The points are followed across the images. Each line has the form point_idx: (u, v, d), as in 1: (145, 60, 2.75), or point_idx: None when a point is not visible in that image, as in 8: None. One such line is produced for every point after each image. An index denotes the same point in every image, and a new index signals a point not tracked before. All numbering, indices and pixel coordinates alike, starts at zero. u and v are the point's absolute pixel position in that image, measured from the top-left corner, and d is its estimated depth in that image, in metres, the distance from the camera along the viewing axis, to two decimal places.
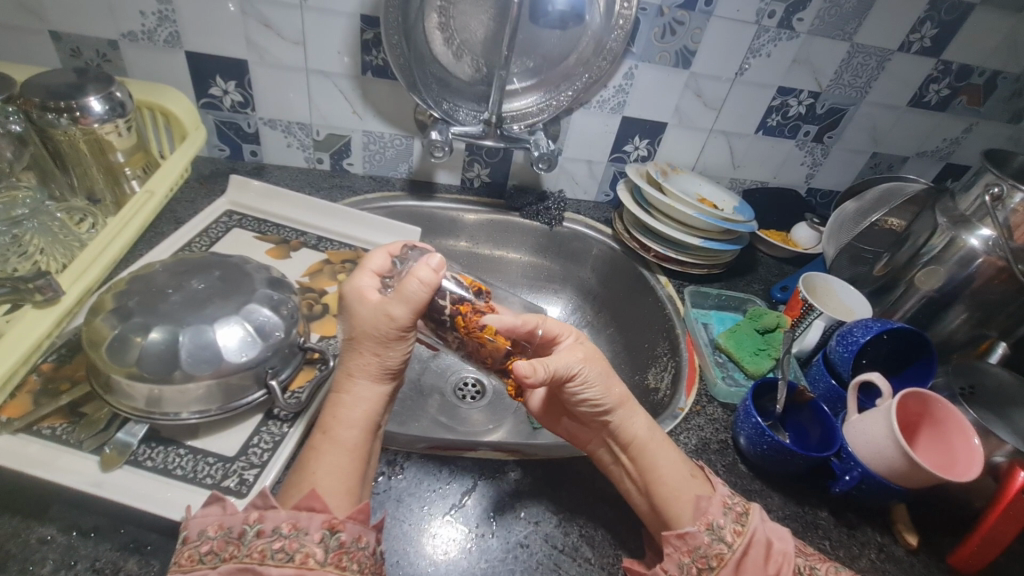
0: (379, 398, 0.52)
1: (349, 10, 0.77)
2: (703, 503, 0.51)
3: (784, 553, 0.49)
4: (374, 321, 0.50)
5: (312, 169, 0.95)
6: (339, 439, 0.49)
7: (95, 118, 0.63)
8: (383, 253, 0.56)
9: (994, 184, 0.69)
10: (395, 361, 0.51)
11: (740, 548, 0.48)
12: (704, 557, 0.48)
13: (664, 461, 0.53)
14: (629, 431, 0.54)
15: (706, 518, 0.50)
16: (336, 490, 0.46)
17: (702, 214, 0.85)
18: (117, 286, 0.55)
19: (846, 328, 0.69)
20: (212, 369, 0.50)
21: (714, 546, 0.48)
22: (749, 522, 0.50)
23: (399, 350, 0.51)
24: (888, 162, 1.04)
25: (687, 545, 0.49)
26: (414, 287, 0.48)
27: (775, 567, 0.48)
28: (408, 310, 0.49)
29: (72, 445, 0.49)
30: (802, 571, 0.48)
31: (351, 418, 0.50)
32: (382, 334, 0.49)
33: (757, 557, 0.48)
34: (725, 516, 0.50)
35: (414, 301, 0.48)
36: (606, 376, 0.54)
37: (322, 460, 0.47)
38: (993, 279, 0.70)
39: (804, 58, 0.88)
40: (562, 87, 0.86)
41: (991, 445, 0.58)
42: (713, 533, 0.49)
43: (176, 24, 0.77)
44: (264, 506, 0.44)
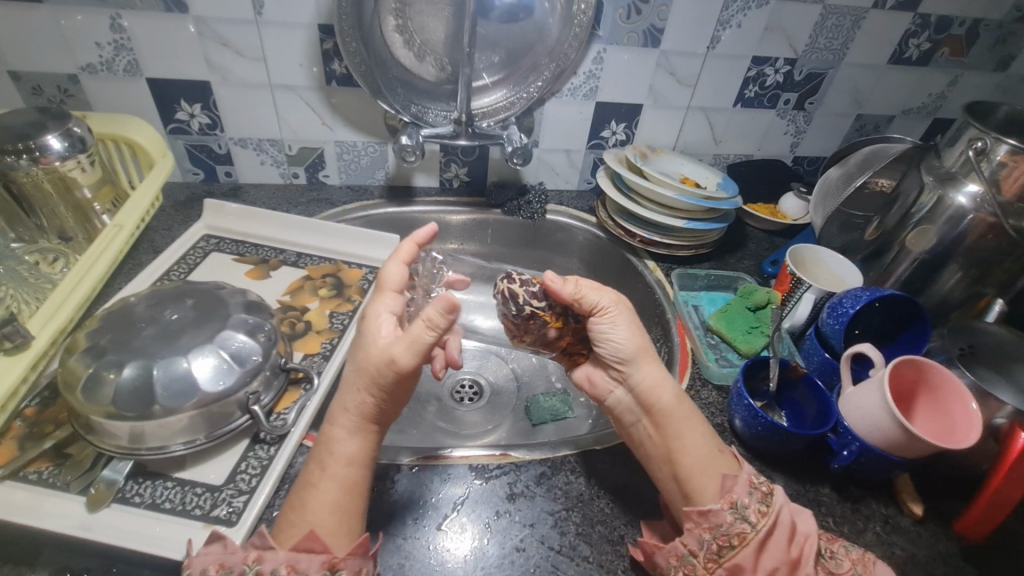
0: (372, 437, 0.50)
1: (306, 20, 0.76)
2: (729, 481, 0.50)
3: (805, 535, 0.48)
4: (377, 366, 0.47)
5: (288, 185, 0.94)
6: (335, 473, 0.47)
7: (56, 156, 0.62)
8: (397, 270, 0.53)
9: (977, 138, 0.66)
10: (394, 399, 0.49)
11: (764, 528, 0.47)
12: (726, 536, 0.47)
13: (691, 433, 0.52)
14: (655, 397, 0.53)
15: (731, 496, 0.49)
16: (333, 530, 0.45)
17: (684, 195, 0.83)
18: (91, 325, 0.54)
19: (836, 299, 0.67)
20: (191, 400, 0.50)
21: (736, 525, 0.47)
22: (774, 503, 0.49)
23: (399, 393, 0.49)
24: (873, 122, 1.01)
25: (708, 523, 0.48)
26: (421, 333, 0.46)
27: (797, 549, 0.47)
28: (414, 356, 0.47)
29: (59, 488, 0.49)
30: (822, 554, 0.48)
31: (347, 453, 0.48)
32: (382, 378, 0.47)
33: (781, 539, 0.47)
34: (749, 495, 0.49)
35: (418, 344, 0.47)
36: (632, 323, 0.54)
37: (321, 500, 0.46)
38: (984, 236, 0.68)
39: (777, 25, 0.86)
40: (531, 79, 0.85)
41: (990, 408, 0.57)
42: (736, 512, 0.48)
43: (132, 52, 0.76)
44: (263, 546, 0.44)
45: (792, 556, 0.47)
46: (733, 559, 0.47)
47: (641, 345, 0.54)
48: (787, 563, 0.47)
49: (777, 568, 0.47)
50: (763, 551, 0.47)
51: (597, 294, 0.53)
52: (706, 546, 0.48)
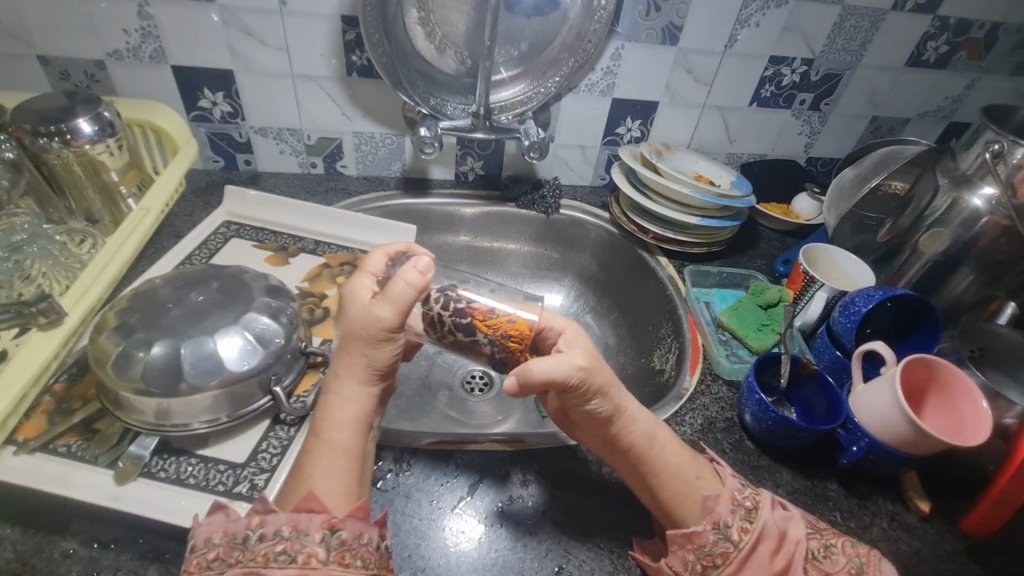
0: (368, 398, 0.51)
1: (330, 11, 0.77)
2: (710, 503, 0.51)
3: (795, 543, 0.49)
4: (363, 322, 0.48)
5: (306, 174, 0.95)
6: (331, 441, 0.48)
7: (86, 139, 0.64)
8: (380, 254, 0.55)
9: (994, 141, 0.67)
10: (382, 361, 0.50)
11: (747, 545, 0.48)
12: (710, 556, 0.49)
13: (669, 465, 0.53)
14: (629, 437, 0.53)
15: (714, 517, 0.50)
16: (332, 491, 0.46)
17: (698, 192, 0.83)
18: (120, 304, 0.56)
19: (848, 298, 0.68)
20: (216, 379, 0.51)
21: (720, 544, 0.49)
22: (758, 519, 0.50)
23: (388, 350, 0.49)
24: (889, 125, 1.01)
25: (693, 543, 0.49)
26: (397, 286, 0.47)
27: (784, 560, 0.48)
28: (396, 314, 0.47)
29: (88, 461, 0.51)
30: (816, 555, 0.48)
31: (340, 420, 0.49)
32: (370, 336, 0.48)
33: (764, 554, 0.48)
34: (733, 513, 0.50)
35: (398, 302, 0.47)
36: (604, 384, 0.51)
37: (318, 464, 0.47)
38: (998, 239, 0.68)
39: (795, 25, 0.86)
40: (548, 74, 0.85)
41: (1000, 408, 0.57)
42: (719, 532, 0.49)
43: (159, 39, 0.77)
44: (265, 511, 0.45)
45: (777, 566, 0.48)
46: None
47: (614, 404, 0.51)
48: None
49: None
50: (746, 568, 0.48)
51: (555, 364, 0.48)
52: (691, 565, 0.49)
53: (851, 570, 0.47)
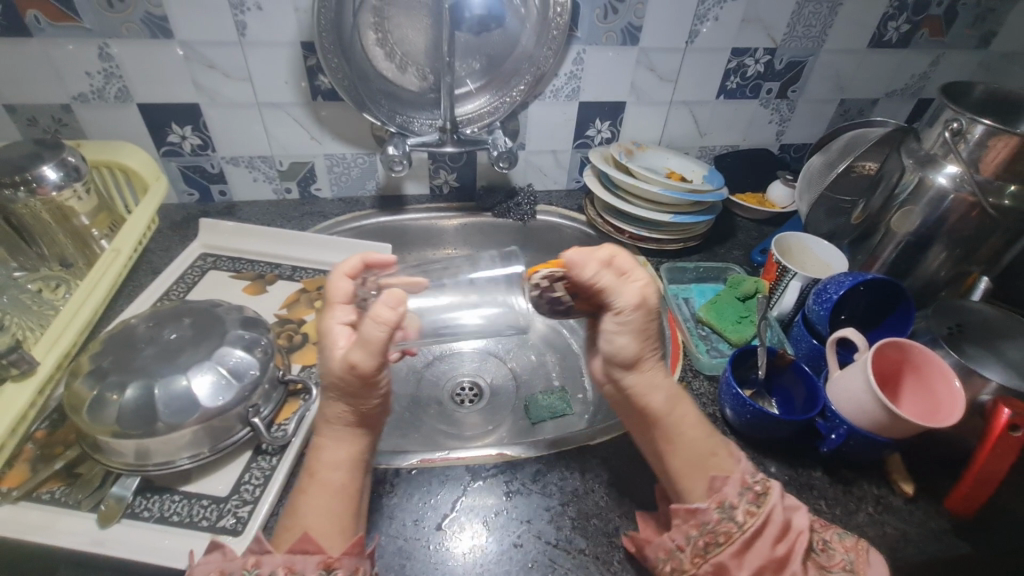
0: (362, 438, 0.52)
1: (289, 38, 0.78)
2: (719, 481, 0.49)
3: (798, 532, 0.47)
4: (339, 371, 0.48)
5: (281, 200, 0.96)
6: (325, 481, 0.49)
7: (52, 186, 0.64)
8: (343, 278, 0.55)
9: (953, 119, 0.67)
10: (371, 406, 0.51)
11: (751, 529, 0.46)
12: (712, 533, 0.47)
13: (681, 435, 0.52)
14: (643, 401, 0.53)
15: (719, 496, 0.48)
16: (327, 530, 0.47)
17: (669, 189, 0.84)
18: (94, 348, 0.56)
19: (821, 285, 0.68)
20: (192, 416, 0.52)
21: (723, 523, 0.47)
22: (767, 503, 0.47)
23: (371, 395, 0.49)
24: (858, 106, 1.02)
25: (696, 520, 0.48)
26: (370, 331, 0.46)
27: (787, 547, 0.46)
28: (373, 359, 0.47)
29: (71, 506, 0.51)
30: (816, 547, 0.47)
31: (335, 459, 0.51)
32: (349, 383, 0.48)
33: (767, 541, 0.46)
34: (740, 495, 0.48)
35: (376, 348, 0.46)
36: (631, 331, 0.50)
37: (311, 504, 0.48)
38: (967, 215, 0.68)
39: (754, 17, 0.87)
40: (512, 83, 0.86)
41: (976, 385, 0.57)
42: (723, 511, 0.47)
43: (122, 79, 0.78)
44: (260, 550, 0.45)
45: (779, 553, 0.45)
46: (718, 557, 0.46)
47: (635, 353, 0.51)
48: (773, 561, 0.45)
49: (764, 567, 0.45)
50: (747, 552, 0.46)
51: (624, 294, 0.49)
52: (693, 541, 0.48)
53: (845, 566, 0.46)
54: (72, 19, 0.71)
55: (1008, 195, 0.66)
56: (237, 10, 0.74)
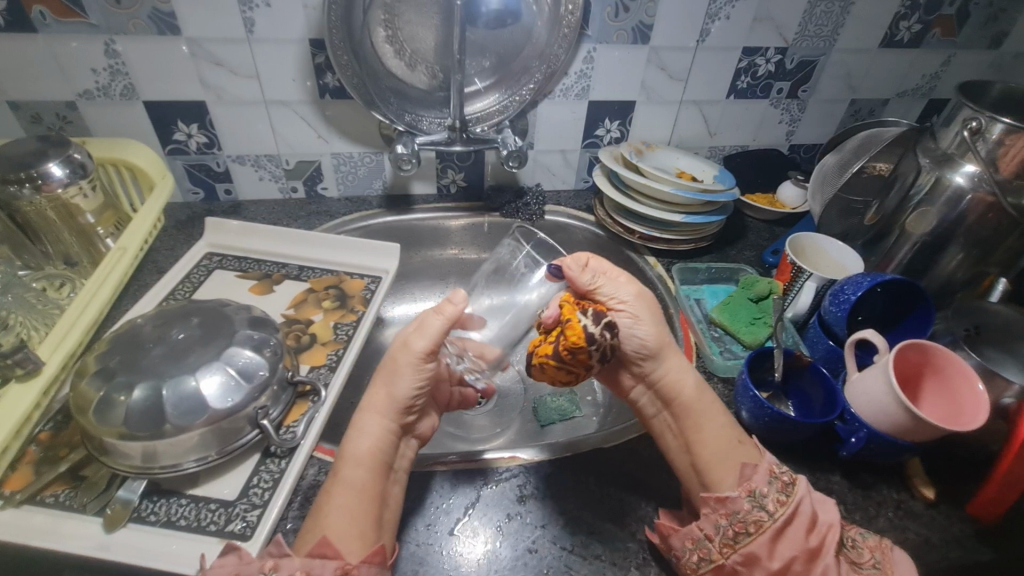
0: (386, 432, 0.52)
1: (298, 35, 0.77)
2: (748, 470, 0.51)
3: (828, 524, 0.49)
4: (395, 353, 0.54)
5: (287, 199, 0.95)
6: (344, 478, 0.49)
7: (58, 183, 0.63)
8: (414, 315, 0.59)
9: (971, 118, 0.66)
10: (406, 396, 0.53)
11: (782, 517, 0.48)
12: (742, 522, 0.49)
13: (711, 423, 0.54)
14: (675, 389, 0.56)
15: (750, 485, 0.50)
16: (346, 534, 0.46)
17: (680, 189, 0.83)
18: (99, 347, 0.55)
19: (838, 286, 0.67)
20: (201, 418, 0.51)
21: (754, 512, 0.49)
22: (795, 493, 0.49)
23: (408, 378, 0.53)
24: (868, 107, 1.01)
25: (726, 509, 0.50)
26: (432, 320, 0.54)
27: (818, 538, 0.48)
28: (426, 343, 0.53)
29: (76, 510, 0.50)
30: (845, 543, 0.49)
31: (357, 456, 0.51)
32: (398, 363, 0.53)
33: (799, 530, 0.48)
34: (769, 485, 0.50)
35: (432, 331, 0.53)
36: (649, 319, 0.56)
37: (335, 505, 0.48)
38: (985, 215, 0.67)
39: (766, 15, 0.86)
40: (522, 82, 0.85)
41: (998, 388, 0.56)
42: (755, 500, 0.49)
43: (128, 76, 0.77)
44: (279, 554, 0.45)
45: (811, 544, 0.48)
46: (748, 547, 0.48)
47: (659, 334, 0.57)
48: (805, 552, 0.47)
49: (794, 557, 0.47)
50: (780, 540, 0.48)
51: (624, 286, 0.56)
52: (722, 531, 0.49)
53: (873, 564, 0.48)
54: (79, 14, 0.70)
55: None
56: (245, 7, 0.73)
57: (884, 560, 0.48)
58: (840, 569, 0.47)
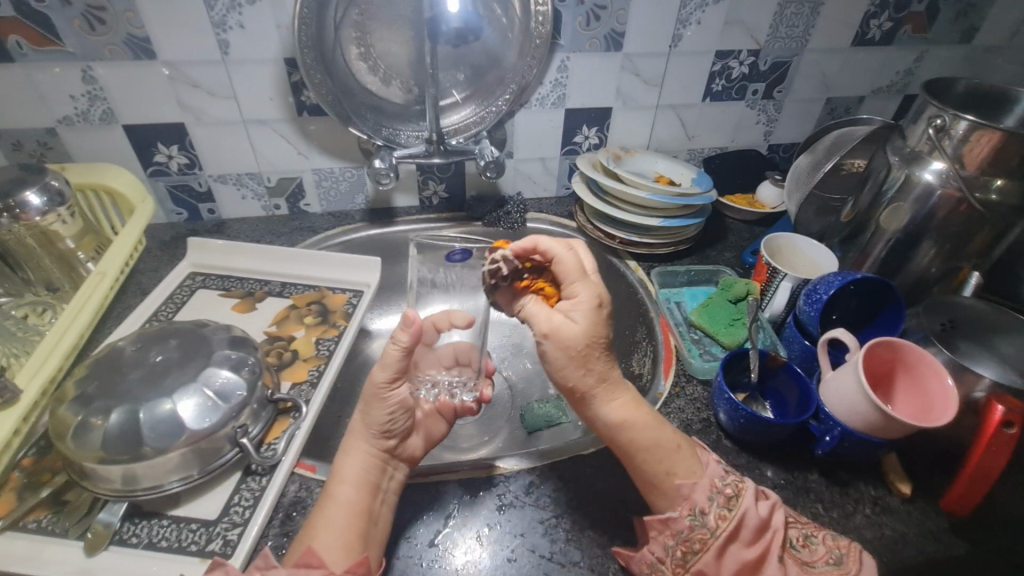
0: (373, 452, 0.54)
1: (272, 55, 0.78)
2: (686, 489, 0.49)
3: (775, 530, 0.48)
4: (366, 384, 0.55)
5: (271, 216, 0.96)
6: (335, 495, 0.51)
7: (36, 211, 0.64)
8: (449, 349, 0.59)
9: (936, 116, 0.66)
10: (379, 421, 0.54)
11: (724, 533, 0.47)
12: (687, 541, 0.48)
13: (644, 454, 0.50)
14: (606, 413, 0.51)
15: (689, 504, 0.48)
16: (332, 546, 0.47)
17: (656, 193, 0.84)
18: (79, 373, 0.56)
19: (812, 285, 0.68)
20: (179, 439, 0.51)
21: (697, 530, 0.47)
22: (739, 506, 0.48)
23: (378, 410, 0.54)
24: (844, 105, 1.02)
25: (671, 529, 0.48)
26: (391, 351, 0.53)
27: (762, 548, 0.47)
28: (386, 373, 0.53)
29: (58, 534, 0.50)
30: (795, 544, 0.49)
31: (347, 474, 0.52)
32: (368, 395, 0.54)
33: (743, 544, 0.47)
34: (710, 500, 0.48)
35: (392, 362, 0.53)
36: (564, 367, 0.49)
37: (326, 520, 0.49)
38: (954, 211, 0.68)
39: (736, 19, 0.87)
40: (497, 93, 0.86)
41: (969, 382, 0.57)
42: (695, 518, 0.48)
43: (106, 101, 0.78)
44: (266, 567, 0.46)
45: (754, 556, 0.46)
46: (697, 565, 0.47)
47: (592, 341, 0.48)
48: (747, 565, 0.46)
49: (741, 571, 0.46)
50: (724, 557, 0.47)
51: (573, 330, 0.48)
52: (671, 552, 0.48)
53: (829, 560, 0.47)
54: (55, 43, 0.71)
55: (994, 189, 0.65)
56: (219, 30, 0.74)
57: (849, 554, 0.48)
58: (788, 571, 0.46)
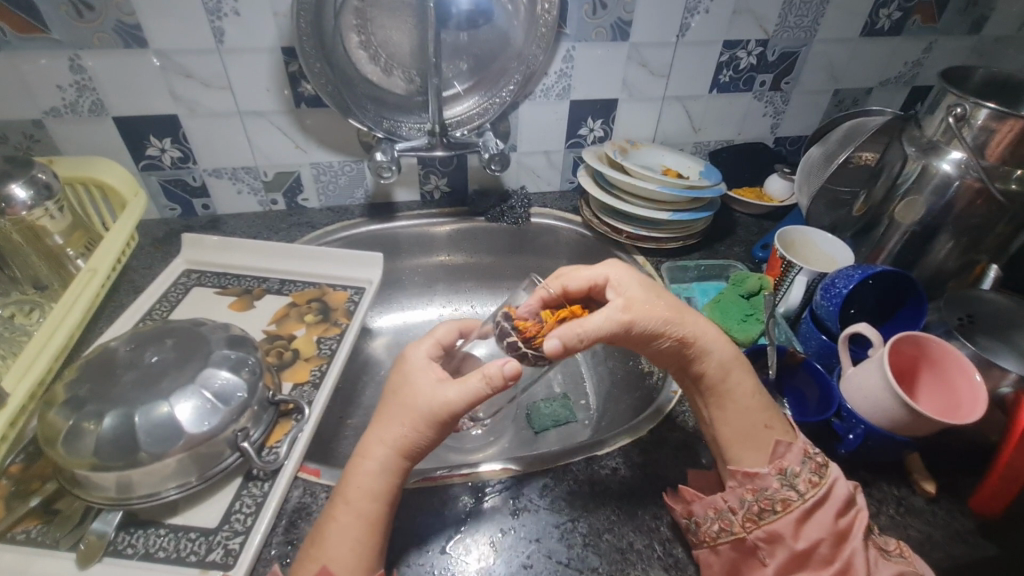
0: (402, 464, 0.49)
1: (269, 44, 0.75)
2: (781, 449, 0.51)
3: (858, 510, 0.49)
4: (427, 401, 0.49)
5: (267, 212, 0.93)
6: (357, 509, 0.47)
7: (22, 206, 0.61)
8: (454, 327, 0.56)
9: (955, 104, 0.65)
10: (422, 444, 0.49)
11: (813, 498, 0.48)
12: (768, 499, 0.49)
13: (736, 406, 0.54)
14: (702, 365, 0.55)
15: (782, 463, 0.50)
16: (350, 567, 0.44)
17: (666, 186, 0.82)
18: (69, 375, 0.53)
19: (829, 279, 0.66)
20: (177, 444, 0.49)
21: (782, 491, 0.49)
22: (829, 475, 0.49)
23: (435, 434, 0.49)
24: (852, 96, 1.01)
25: (754, 484, 0.50)
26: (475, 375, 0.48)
27: (847, 522, 0.48)
28: (464, 403, 0.48)
29: (49, 546, 0.48)
30: (874, 532, 0.49)
31: (370, 488, 0.48)
32: (428, 415, 0.48)
33: (829, 512, 0.48)
34: (802, 464, 0.50)
35: (470, 390, 0.48)
36: (663, 320, 0.53)
37: (341, 534, 0.46)
38: (973, 202, 0.66)
39: (745, 8, 0.85)
40: (501, 84, 0.83)
41: (995, 377, 0.55)
42: (784, 479, 0.49)
43: (95, 92, 0.75)
44: None
45: (839, 527, 0.48)
46: (773, 524, 0.48)
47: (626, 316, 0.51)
48: (832, 535, 0.47)
49: (820, 540, 0.47)
50: (805, 523, 0.48)
51: (601, 318, 0.50)
52: (747, 506, 0.50)
53: (898, 550, 0.48)
54: (41, 30, 0.68)
55: (1014, 179, 0.64)
56: (214, 17, 0.71)
57: (906, 551, 0.48)
58: (867, 555, 0.47)
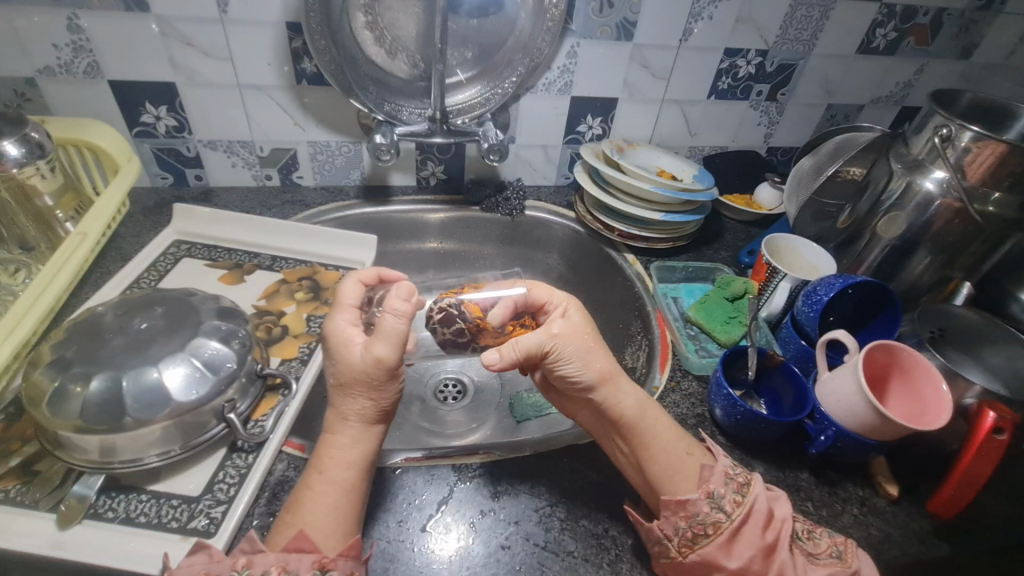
0: (374, 437, 0.51)
1: (273, 18, 0.74)
2: (705, 473, 0.52)
3: (782, 520, 0.50)
4: (363, 367, 0.48)
5: (261, 187, 0.92)
6: (334, 478, 0.48)
7: (14, 163, 0.60)
8: (354, 282, 0.55)
9: (942, 125, 0.67)
10: (386, 404, 0.51)
11: (739, 517, 0.49)
12: (701, 524, 0.50)
13: (659, 442, 0.53)
14: (617, 410, 0.54)
15: (708, 487, 0.51)
16: (328, 532, 0.45)
17: (660, 187, 0.83)
18: (55, 337, 0.53)
19: (811, 287, 0.68)
20: (163, 411, 0.49)
21: (712, 514, 0.50)
22: (750, 493, 0.51)
23: (392, 389, 0.50)
24: (844, 112, 1.03)
25: (686, 511, 0.50)
26: (391, 322, 0.47)
27: (774, 535, 0.49)
28: (388, 347, 0.47)
29: (27, 505, 0.48)
30: (800, 536, 0.51)
31: (346, 458, 0.49)
32: (372, 378, 0.48)
33: (755, 528, 0.49)
34: (726, 486, 0.51)
35: (393, 337, 0.47)
36: (586, 351, 0.54)
37: (317, 502, 0.47)
38: (952, 220, 0.69)
39: (747, 17, 0.86)
40: (505, 74, 0.84)
41: (960, 389, 0.58)
42: (713, 502, 0.50)
43: (92, 53, 0.73)
44: (252, 551, 0.44)
45: (767, 541, 0.49)
46: (705, 548, 0.49)
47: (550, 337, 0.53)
48: (762, 549, 0.48)
49: (753, 557, 0.48)
50: (736, 541, 0.49)
51: (533, 335, 0.52)
52: (682, 532, 0.50)
53: (831, 553, 0.49)
54: None
55: (992, 201, 0.66)
56: None
57: (844, 551, 0.49)
58: (794, 563, 0.48)
